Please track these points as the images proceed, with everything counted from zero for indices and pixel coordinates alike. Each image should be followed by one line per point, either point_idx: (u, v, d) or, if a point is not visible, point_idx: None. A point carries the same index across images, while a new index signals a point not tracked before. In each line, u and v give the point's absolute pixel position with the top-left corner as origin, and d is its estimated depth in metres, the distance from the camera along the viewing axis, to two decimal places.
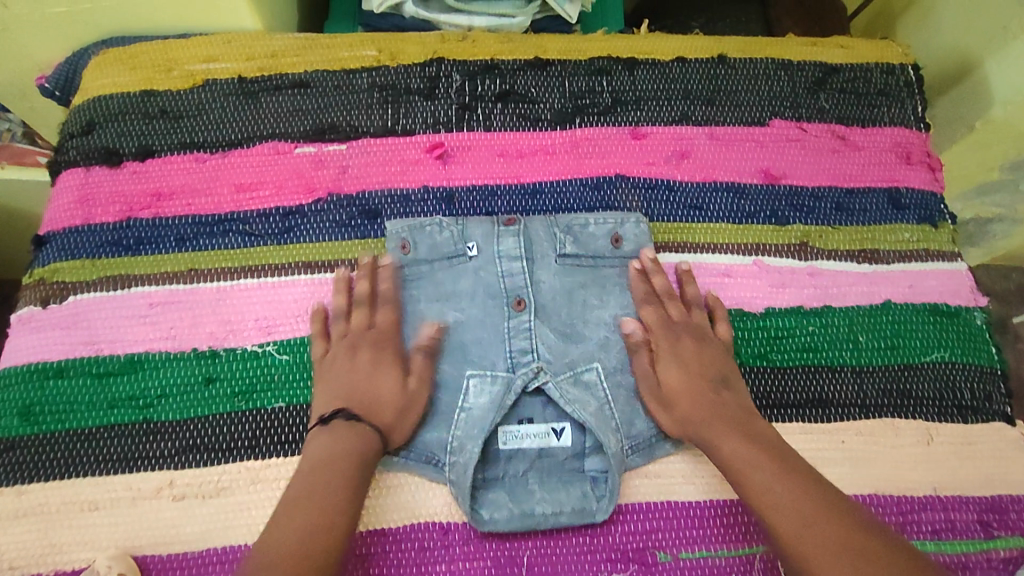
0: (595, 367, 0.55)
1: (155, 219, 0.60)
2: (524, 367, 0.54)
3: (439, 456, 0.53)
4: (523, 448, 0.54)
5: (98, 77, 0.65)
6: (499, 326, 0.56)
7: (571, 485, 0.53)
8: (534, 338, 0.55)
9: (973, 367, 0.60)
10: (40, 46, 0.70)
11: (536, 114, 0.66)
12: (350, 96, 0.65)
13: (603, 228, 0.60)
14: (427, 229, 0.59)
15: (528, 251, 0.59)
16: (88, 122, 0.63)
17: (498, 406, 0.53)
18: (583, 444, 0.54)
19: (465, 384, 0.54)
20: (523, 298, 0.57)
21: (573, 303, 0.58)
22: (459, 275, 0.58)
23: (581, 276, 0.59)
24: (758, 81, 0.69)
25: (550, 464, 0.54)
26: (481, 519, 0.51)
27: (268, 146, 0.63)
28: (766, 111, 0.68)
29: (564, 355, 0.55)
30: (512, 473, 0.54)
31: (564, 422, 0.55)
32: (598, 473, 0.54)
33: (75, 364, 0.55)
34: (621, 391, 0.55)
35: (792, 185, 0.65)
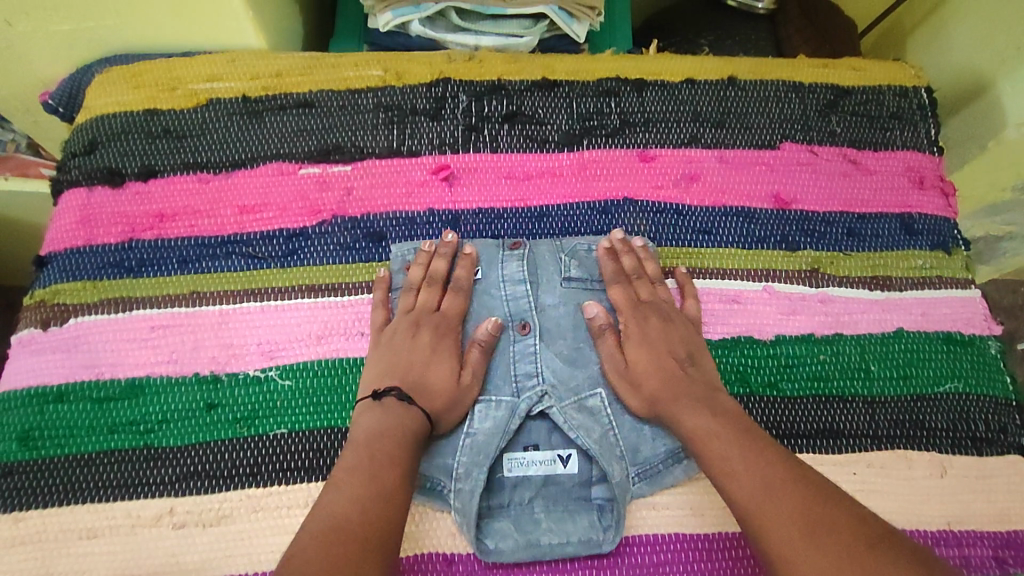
0: (600, 393, 0.55)
1: (159, 240, 0.60)
2: (529, 392, 0.54)
3: (441, 482, 0.52)
4: (529, 476, 0.54)
5: (101, 96, 0.64)
6: (504, 351, 0.56)
7: (577, 514, 0.53)
8: (539, 363, 0.55)
9: (987, 399, 0.58)
10: (45, 62, 0.69)
11: (543, 135, 0.66)
12: (355, 116, 0.65)
13: None
14: (436, 248, 0.59)
15: (534, 275, 0.58)
16: (91, 142, 0.63)
17: (502, 432, 0.53)
18: (590, 472, 0.55)
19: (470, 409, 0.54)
20: (528, 322, 0.57)
21: (578, 327, 0.57)
22: (464, 298, 0.58)
23: (586, 299, 0.58)
24: (768, 103, 0.68)
25: (556, 492, 0.54)
26: (486, 549, 0.51)
27: (272, 167, 0.62)
28: (777, 134, 0.67)
29: (569, 380, 0.55)
30: (518, 500, 0.54)
31: (571, 449, 0.55)
32: (604, 501, 0.54)
33: (74, 388, 0.54)
34: (627, 418, 0.55)
35: (803, 210, 0.64)
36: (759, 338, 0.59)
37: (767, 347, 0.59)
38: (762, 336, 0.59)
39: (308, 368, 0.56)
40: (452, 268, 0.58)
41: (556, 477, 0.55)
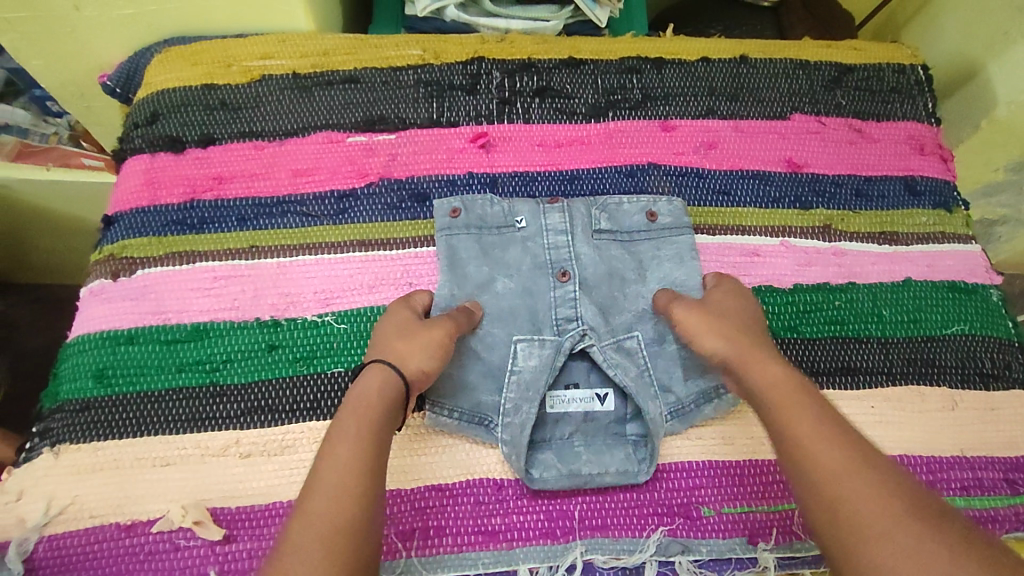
0: (636, 334, 0.59)
1: (218, 200, 0.64)
2: (571, 331, 0.58)
3: (491, 418, 0.56)
4: (569, 412, 0.58)
5: (162, 73, 0.69)
6: (545, 295, 0.60)
7: (614, 449, 0.56)
8: (578, 306, 0.59)
9: (991, 339, 0.63)
10: (105, 45, 0.75)
11: (572, 107, 0.71)
12: (398, 91, 0.70)
13: (636, 206, 0.65)
14: (478, 203, 0.64)
15: (572, 226, 0.63)
16: (152, 113, 0.67)
17: (548, 370, 0.57)
18: (625, 410, 0.58)
19: (514, 348, 0.58)
20: (567, 270, 0.61)
21: (613, 276, 0.61)
22: (507, 246, 0.62)
23: (618, 249, 0.63)
24: (778, 79, 0.74)
25: (593, 427, 0.58)
26: (532, 477, 0.54)
27: (322, 135, 0.67)
28: (787, 106, 0.72)
29: (606, 322, 0.59)
30: (558, 435, 0.57)
31: (607, 388, 0.59)
32: (639, 438, 0.57)
33: (144, 332, 0.58)
34: (661, 359, 0.58)
35: (814, 173, 0.69)
36: (778, 287, 0.64)
37: (786, 294, 0.63)
38: (781, 285, 0.64)
39: (361, 313, 0.60)
40: (490, 211, 0.64)
41: (594, 414, 0.58)
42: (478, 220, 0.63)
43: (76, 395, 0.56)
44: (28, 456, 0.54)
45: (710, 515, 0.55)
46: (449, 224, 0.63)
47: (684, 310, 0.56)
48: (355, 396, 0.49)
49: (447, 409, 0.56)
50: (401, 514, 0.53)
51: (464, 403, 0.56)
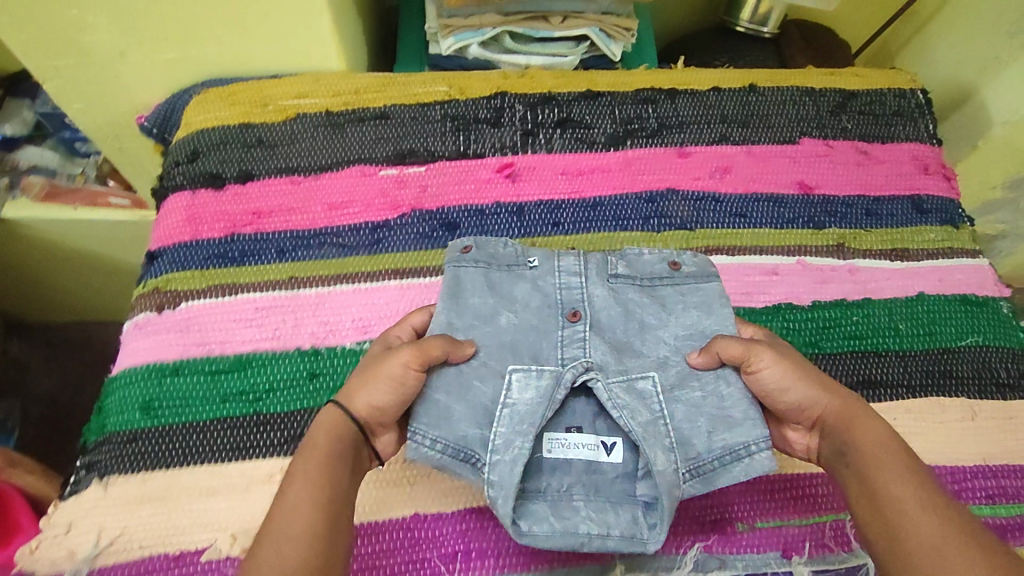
0: (652, 378, 0.55)
1: (257, 234, 0.66)
2: (573, 364, 0.55)
3: (477, 455, 0.52)
4: (570, 459, 0.55)
5: (202, 113, 0.72)
6: (553, 334, 0.57)
7: (621, 508, 0.53)
8: (588, 346, 0.56)
9: (1005, 350, 0.65)
10: (145, 88, 0.78)
11: (592, 137, 0.74)
12: (426, 126, 0.73)
13: (658, 255, 0.62)
14: (488, 241, 0.62)
15: (586, 269, 0.60)
16: (193, 151, 0.70)
17: (548, 409, 0.53)
18: (635, 466, 0.55)
19: (510, 379, 0.54)
20: (578, 310, 0.58)
21: (630, 319, 0.58)
22: (516, 280, 0.59)
23: (635, 292, 0.59)
24: (786, 105, 0.77)
25: (598, 480, 0.55)
26: (522, 529, 0.52)
27: (355, 170, 0.70)
28: (796, 131, 0.76)
29: (619, 361, 0.56)
30: (556, 486, 0.55)
31: (616, 439, 0.55)
32: (649, 500, 0.53)
33: (189, 363, 0.60)
34: (679, 407, 0.54)
35: (825, 195, 0.73)
36: (798, 304, 0.66)
37: (805, 311, 0.66)
38: (801, 302, 0.66)
39: None
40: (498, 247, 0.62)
41: (599, 465, 0.55)
42: (487, 253, 0.61)
43: (124, 427, 0.57)
44: (77, 488, 0.55)
45: (744, 529, 0.56)
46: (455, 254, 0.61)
47: (767, 363, 0.52)
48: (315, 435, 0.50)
49: (430, 440, 0.52)
50: (443, 536, 0.55)
51: (451, 436, 0.53)
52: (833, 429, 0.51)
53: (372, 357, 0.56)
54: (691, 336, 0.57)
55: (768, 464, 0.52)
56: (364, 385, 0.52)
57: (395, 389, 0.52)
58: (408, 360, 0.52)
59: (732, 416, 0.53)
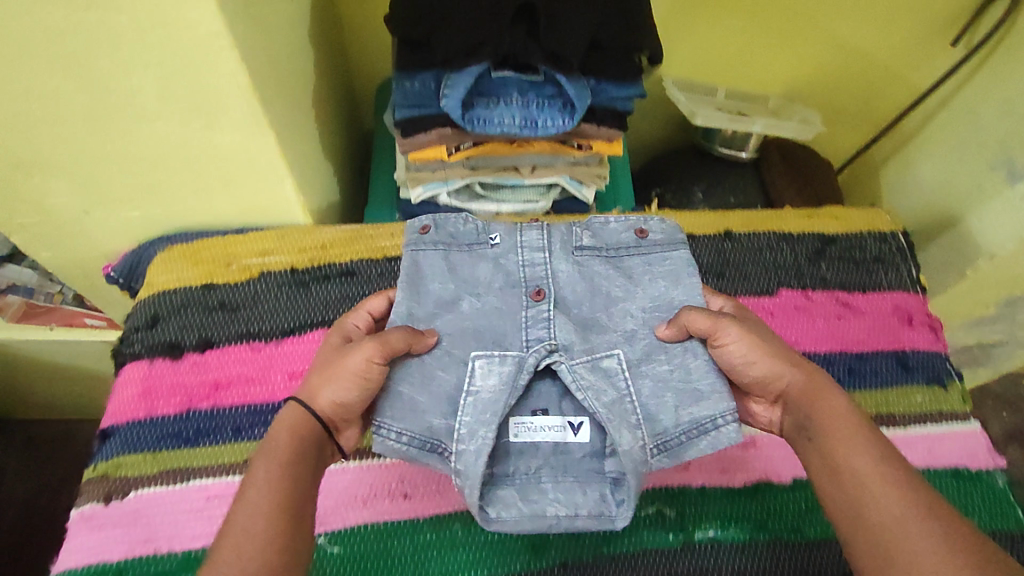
0: (617, 355, 0.55)
1: (213, 409, 0.64)
2: (537, 347, 0.54)
3: (444, 446, 0.51)
4: (536, 443, 0.55)
5: (165, 274, 0.71)
6: (517, 315, 0.56)
7: (588, 487, 0.54)
8: (552, 326, 0.56)
9: (1003, 534, 0.61)
10: (112, 238, 0.77)
11: None
12: (392, 283, 0.72)
13: (623, 224, 0.62)
14: (449, 220, 0.62)
15: (550, 245, 0.60)
16: (153, 317, 0.69)
17: (512, 393, 0.52)
18: (602, 443, 0.55)
19: (471, 366, 0.53)
20: (542, 289, 0.58)
21: (596, 295, 0.58)
22: (477, 263, 0.59)
23: (600, 264, 0.60)
24: (763, 253, 0.76)
25: (565, 461, 0.55)
26: (489, 518, 0.52)
27: (318, 333, 0.68)
28: (773, 281, 0.74)
29: (584, 339, 0.55)
30: (524, 470, 0.54)
31: (582, 418, 0.56)
32: (617, 476, 0.54)
33: (135, 564, 0.57)
34: (644, 381, 0.54)
35: (805, 353, 0.70)
36: (777, 481, 0.63)
37: (786, 490, 0.63)
38: (781, 479, 0.63)
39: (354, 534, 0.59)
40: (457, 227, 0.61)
41: (566, 446, 0.55)
42: (449, 236, 0.61)
43: None
44: None
45: None
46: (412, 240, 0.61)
47: (733, 337, 0.52)
48: (277, 432, 0.48)
49: (396, 433, 0.51)
50: None
51: (417, 427, 0.52)
52: (797, 402, 0.52)
53: (328, 355, 0.55)
54: (658, 308, 0.57)
55: (735, 433, 0.51)
56: (322, 383, 0.51)
57: (360, 388, 0.51)
58: (366, 356, 0.50)
59: (698, 389, 0.53)
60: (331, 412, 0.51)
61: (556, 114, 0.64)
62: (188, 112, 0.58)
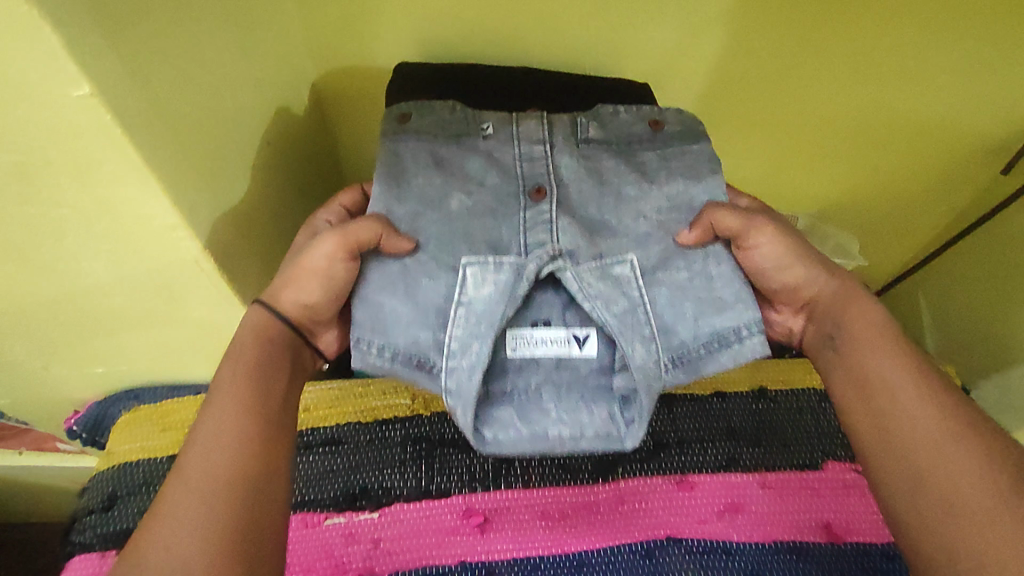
0: (630, 262, 0.50)
1: None
2: (537, 253, 0.48)
3: (433, 361, 0.47)
4: (537, 357, 0.51)
5: (126, 440, 0.64)
6: (514, 216, 0.50)
7: (595, 403, 0.50)
8: (555, 231, 0.49)
9: None
10: (70, 395, 0.69)
11: (575, 464, 0.63)
12: (382, 453, 0.63)
13: (636, 115, 0.57)
14: (433, 108, 0.55)
15: (550, 135, 0.54)
16: (110, 496, 0.60)
17: (508, 301, 0.47)
18: (609, 357, 0.51)
19: (462, 274, 0.47)
20: (542, 187, 0.51)
21: (603, 195, 0.52)
22: (467, 155, 0.53)
23: (609, 157, 0.54)
24: (803, 415, 0.67)
25: (569, 378, 0.51)
26: (484, 439, 0.48)
27: (296, 517, 0.59)
28: (818, 451, 0.65)
29: (593, 244, 0.50)
30: (523, 387, 0.51)
31: (588, 329, 0.51)
32: (627, 393, 0.50)
33: None
34: (660, 293, 0.50)
35: (860, 543, 0.59)
36: None
37: None
38: None
39: None
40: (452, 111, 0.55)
41: (571, 362, 0.51)
42: (432, 125, 0.54)
43: None
44: None
45: None
46: (394, 128, 0.53)
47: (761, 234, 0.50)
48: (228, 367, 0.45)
49: (377, 349, 0.47)
50: None
51: (400, 341, 0.47)
52: (829, 310, 0.51)
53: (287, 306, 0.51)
54: (677, 209, 0.52)
55: (762, 349, 0.48)
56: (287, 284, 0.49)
57: (323, 284, 0.48)
58: (326, 253, 0.47)
59: (721, 298, 0.50)
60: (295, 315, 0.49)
61: None
62: (151, 291, 0.51)
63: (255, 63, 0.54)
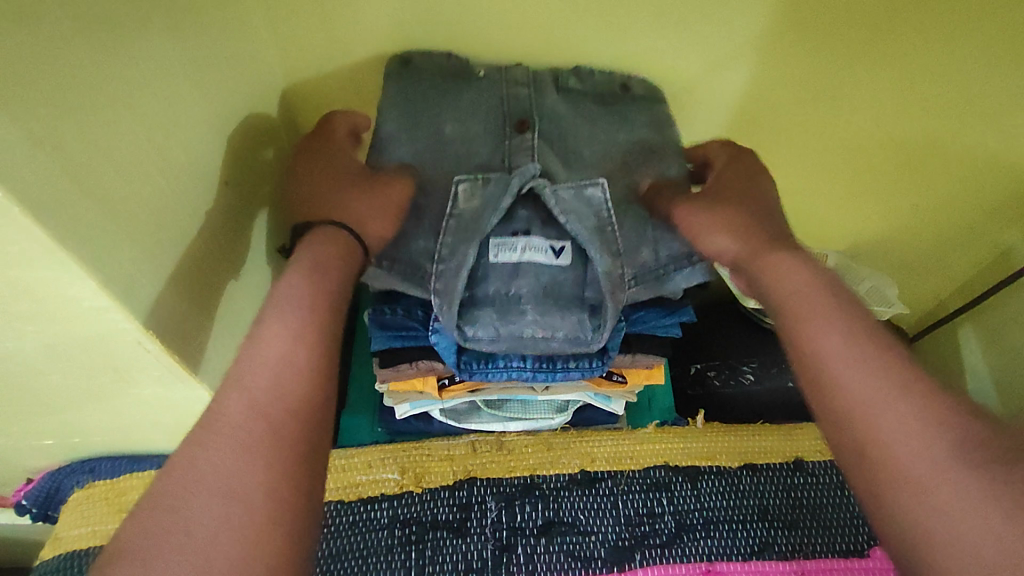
0: (601, 184, 0.53)
1: None
2: (523, 169, 0.51)
3: (425, 269, 0.50)
4: (521, 262, 0.50)
5: (75, 525, 0.58)
6: (502, 145, 0.54)
7: (568, 311, 0.50)
8: (537, 155, 0.54)
9: None
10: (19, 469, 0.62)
11: (587, 550, 0.55)
12: (367, 538, 0.56)
13: (610, 77, 0.60)
14: (432, 56, 0.58)
15: (535, 81, 0.58)
16: None
17: (505, 192, 0.50)
18: (582, 271, 0.51)
19: (454, 187, 0.52)
20: (525, 121, 0.55)
21: (580, 127, 0.57)
22: (461, 92, 0.57)
23: (587, 108, 0.58)
24: (845, 492, 0.60)
25: (551, 286, 0.50)
26: (465, 335, 0.49)
27: None
28: (863, 536, 0.57)
29: (568, 173, 0.54)
30: (502, 292, 0.50)
31: (564, 241, 0.51)
32: (596, 301, 0.50)
33: None
34: (627, 215, 0.53)
35: None
36: None
37: None
38: None
39: None
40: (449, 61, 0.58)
41: (550, 271, 0.50)
42: (431, 69, 0.58)
43: None
44: None
45: None
46: (398, 71, 0.57)
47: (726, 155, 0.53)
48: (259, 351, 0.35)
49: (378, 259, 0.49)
50: None
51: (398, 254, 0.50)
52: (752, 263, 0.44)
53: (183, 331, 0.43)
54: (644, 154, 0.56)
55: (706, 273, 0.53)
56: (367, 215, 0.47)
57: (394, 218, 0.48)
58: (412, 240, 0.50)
59: None
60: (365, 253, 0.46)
61: (577, 317, 0.50)
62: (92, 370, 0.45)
63: (219, 107, 0.47)
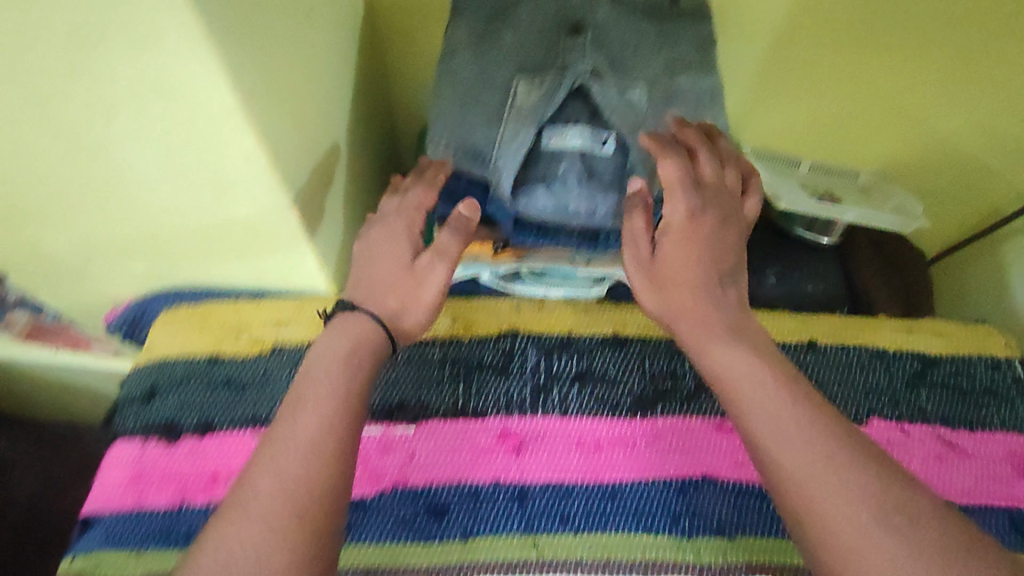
0: (640, 91, 0.56)
1: (211, 506, 0.56)
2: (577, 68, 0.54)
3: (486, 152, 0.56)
4: (570, 147, 0.54)
5: (162, 340, 0.64)
6: (555, 42, 0.57)
7: (609, 189, 0.55)
8: (588, 52, 0.55)
9: None
10: (115, 289, 0.71)
11: (614, 397, 0.63)
12: (421, 371, 0.63)
13: None
14: None
15: None
16: (151, 387, 0.62)
17: (560, 86, 0.54)
18: (623, 161, 0.56)
19: (514, 87, 0.56)
20: (580, 23, 0.57)
21: (628, 34, 0.58)
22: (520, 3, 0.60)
23: (637, 17, 0.60)
24: (851, 370, 0.65)
25: (595, 169, 0.55)
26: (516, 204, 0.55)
27: None
28: (863, 408, 0.63)
29: (612, 72, 0.55)
30: (554, 172, 0.54)
31: (610, 132, 0.55)
32: (634, 190, 0.55)
33: None
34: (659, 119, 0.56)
35: None
36: None
37: None
38: None
39: None
40: None
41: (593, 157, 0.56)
42: None
43: None
44: None
45: None
46: None
47: (672, 172, 0.52)
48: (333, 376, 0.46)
49: (444, 141, 0.57)
50: None
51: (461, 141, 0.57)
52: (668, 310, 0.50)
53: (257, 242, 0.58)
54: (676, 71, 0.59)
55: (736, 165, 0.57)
56: (381, 290, 0.51)
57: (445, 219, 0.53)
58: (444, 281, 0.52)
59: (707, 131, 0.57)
60: (394, 325, 0.51)
61: (617, 198, 0.54)
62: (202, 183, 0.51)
63: None
